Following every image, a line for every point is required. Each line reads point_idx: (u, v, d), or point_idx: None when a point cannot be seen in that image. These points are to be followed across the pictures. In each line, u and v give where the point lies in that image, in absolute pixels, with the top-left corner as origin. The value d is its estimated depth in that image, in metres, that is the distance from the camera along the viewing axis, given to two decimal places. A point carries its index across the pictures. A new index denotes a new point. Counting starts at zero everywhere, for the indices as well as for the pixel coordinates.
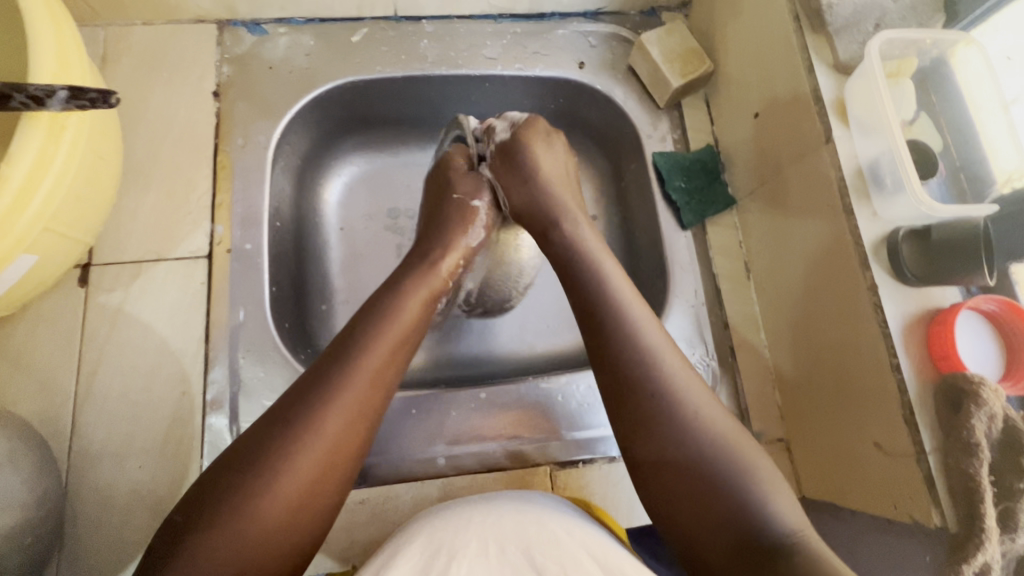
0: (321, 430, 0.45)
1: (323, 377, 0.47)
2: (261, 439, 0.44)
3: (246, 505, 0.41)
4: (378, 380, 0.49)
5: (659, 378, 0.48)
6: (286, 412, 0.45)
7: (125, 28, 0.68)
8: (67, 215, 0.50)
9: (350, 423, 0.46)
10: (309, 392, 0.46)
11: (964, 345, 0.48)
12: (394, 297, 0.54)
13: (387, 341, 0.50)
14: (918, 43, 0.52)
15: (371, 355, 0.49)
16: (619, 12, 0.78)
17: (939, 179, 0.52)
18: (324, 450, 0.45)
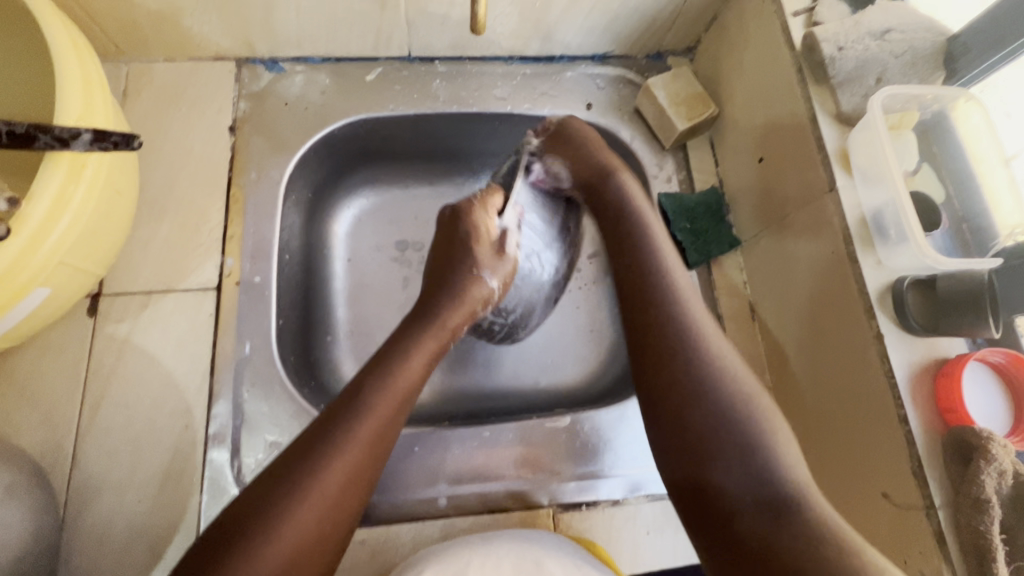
0: (324, 494, 0.45)
1: (325, 437, 0.47)
2: (273, 488, 0.44)
3: (256, 560, 0.41)
4: (376, 449, 0.49)
5: (701, 347, 0.52)
6: (289, 473, 0.45)
7: (147, 64, 0.70)
8: (82, 250, 0.51)
9: (347, 494, 0.46)
10: (314, 455, 0.45)
11: (971, 398, 0.48)
12: (393, 356, 0.53)
13: (389, 409, 0.50)
14: (919, 98, 0.53)
15: (372, 421, 0.49)
16: (627, 56, 0.80)
17: (942, 230, 0.53)
18: (322, 515, 0.44)
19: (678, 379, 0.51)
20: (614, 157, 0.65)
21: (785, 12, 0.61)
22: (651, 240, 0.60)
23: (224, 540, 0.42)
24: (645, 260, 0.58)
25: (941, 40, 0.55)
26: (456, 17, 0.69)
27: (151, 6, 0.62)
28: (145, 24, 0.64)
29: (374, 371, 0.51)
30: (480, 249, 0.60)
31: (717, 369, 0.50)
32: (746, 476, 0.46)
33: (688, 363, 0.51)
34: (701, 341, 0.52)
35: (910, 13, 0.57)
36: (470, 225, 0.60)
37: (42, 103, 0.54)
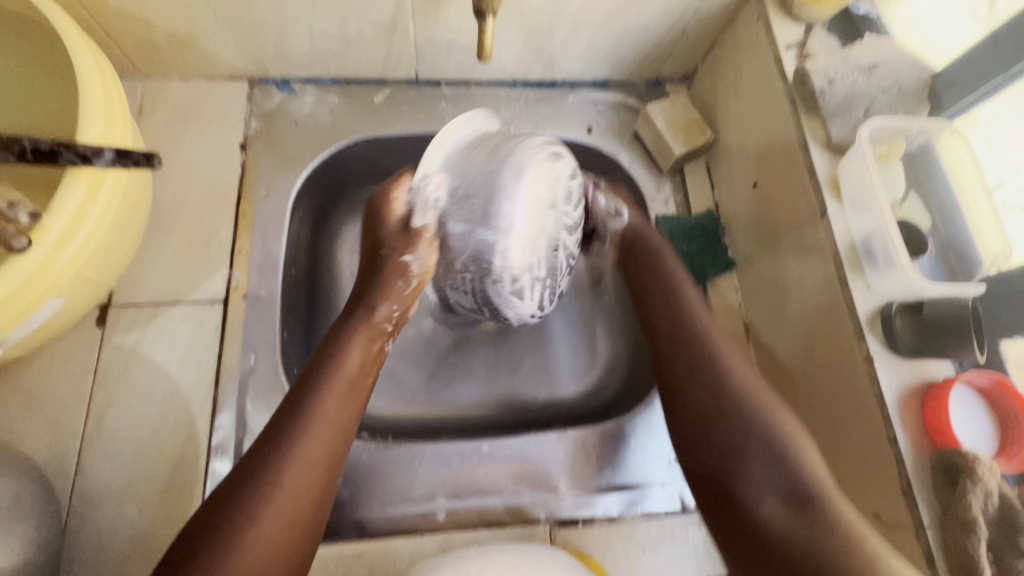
0: (263, 537, 0.43)
1: (254, 480, 0.45)
2: (233, 493, 0.44)
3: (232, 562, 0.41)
4: (318, 477, 0.48)
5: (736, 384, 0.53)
6: (219, 525, 0.43)
7: (163, 83, 0.72)
8: (97, 262, 0.53)
9: (295, 523, 0.45)
10: (245, 500, 0.44)
11: (957, 421, 0.49)
12: (317, 385, 0.52)
13: (324, 438, 0.49)
14: (905, 130, 0.55)
15: (304, 453, 0.47)
16: (626, 82, 0.83)
17: (928, 256, 0.55)
18: (268, 561, 0.43)
19: (712, 408, 0.52)
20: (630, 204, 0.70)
21: (778, 45, 0.64)
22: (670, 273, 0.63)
23: (192, 551, 0.42)
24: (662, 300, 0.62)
25: (925, 76, 0.58)
26: (462, 43, 0.72)
27: (170, 28, 0.64)
28: (163, 45, 0.67)
29: (295, 406, 0.50)
30: (389, 233, 0.62)
31: (745, 381, 0.52)
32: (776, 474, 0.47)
33: (723, 394, 0.52)
34: (731, 362, 0.54)
35: (896, 49, 0.59)
36: (387, 206, 0.62)
37: (62, 118, 0.56)
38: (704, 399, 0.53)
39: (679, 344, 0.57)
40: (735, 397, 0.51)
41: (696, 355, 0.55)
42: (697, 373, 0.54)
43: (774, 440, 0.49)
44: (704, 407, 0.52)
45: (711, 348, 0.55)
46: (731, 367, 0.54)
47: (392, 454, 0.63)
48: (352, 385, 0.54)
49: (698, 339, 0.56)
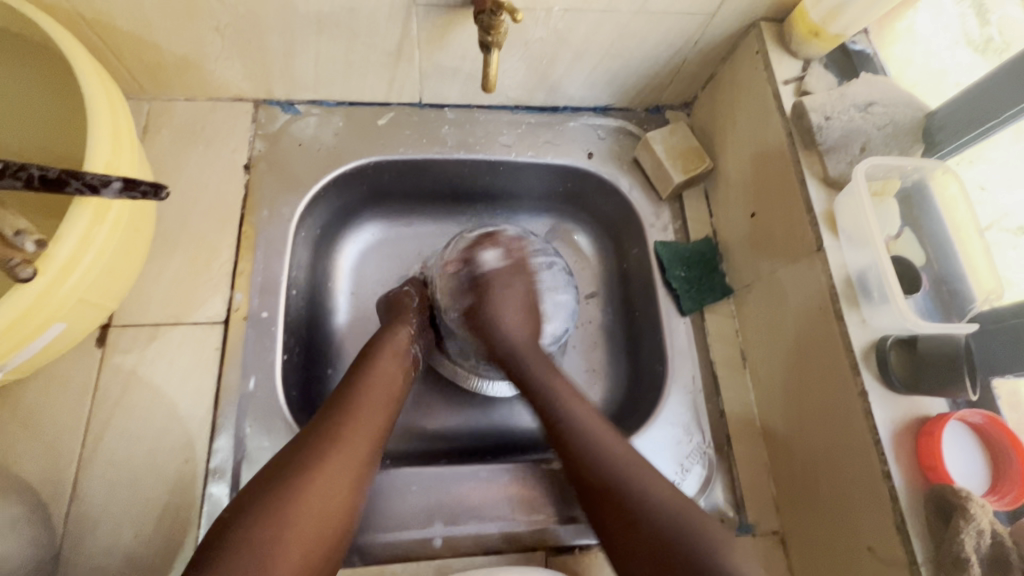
0: (323, 489, 0.50)
1: (316, 443, 0.52)
2: (295, 459, 0.51)
3: (294, 514, 0.48)
4: (369, 445, 0.55)
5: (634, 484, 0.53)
6: (286, 475, 0.50)
7: (168, 103, 0.73)
8: (100, 287, 0.53)
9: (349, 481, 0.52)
10: (309, 457, 0.51)
11: (951, 457, 0.50)
12: (366, 373, 0.60)
13: (372, 416, 0.57)
14: (900, 168, 0.57)
15: (356, 423, 0.55)
16: (626, 109, 0.84)
17: (922, 291, 0.55)
18: (324, 512, 0.50)
19: (616, 506, 0.53)
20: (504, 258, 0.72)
21: (776, 81, 0.65)
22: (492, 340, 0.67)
23: (261, 500, 0.48)
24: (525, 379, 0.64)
25: (920, 115, 0.59)
26: (466, 70, 0.73)
27: (177, 51, 0.65)
28: (170, 67, 0.67)
29: (351, 384, 0.59)
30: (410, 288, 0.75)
31: (669, 512, 0.50)
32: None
33: (627, 497, 0.52)
34: (645, 477, 0.53)
35: (892, 87, 0.61)
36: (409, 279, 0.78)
37: (70, 142, 0.57)
38: (647, 528, 0.50)
39: (609, 486, 0.53)
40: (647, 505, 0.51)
41: (623, 486, 0.53)
42: (616, 500, 0.53)
43: (703, 546, 0.48)
44: (656, 524, 0.50)
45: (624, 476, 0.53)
46: (646, 476, 0.53)
47: (391, 478, 0.63)
48: (394, 374, 0.62)
49: (602, 461, 0.55)
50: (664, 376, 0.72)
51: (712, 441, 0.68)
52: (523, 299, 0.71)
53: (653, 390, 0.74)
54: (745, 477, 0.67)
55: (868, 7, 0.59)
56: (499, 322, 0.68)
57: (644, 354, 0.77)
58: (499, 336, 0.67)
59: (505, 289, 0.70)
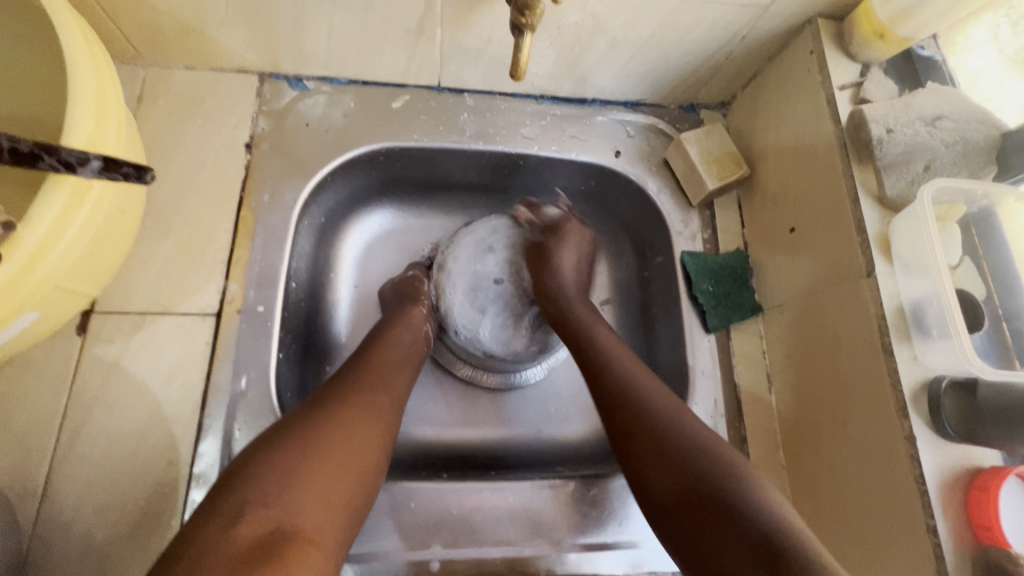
0: (349, 418, 0.50)
1: (340, 386, 0.54)
2: (316, 401, 0.52)
3: (319, 438, 0.48)
4: (389, 394, 0.56)
5: (675, 429, 0.50)
6: (312, 407, 0.51)
7: (166, 70, 0.67)
8: (78, 273, 0.48)
9: (374, 419, 0.52)
10: (333, 394, 0.52)
11: (1008, 518, 0.45)
12: (388, 333, 0.63)
13: (389, 367, 0.59)
14: (968, 192, 0.52)
15: (376, 373, 0.57)
16: (659, 105, 0.78)
17: (982, 329, 0.51)
18: (352, 441, 0.49)
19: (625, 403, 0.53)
20: (579, 233, 0.72)
21: (832, 85, 0.59)
22: (409, 322, 0.65)
23: (284, 431, 0.48)
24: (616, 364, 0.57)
25: (994, 134, 0.53)
26: (492, 53, 0.67)
27: (177, 14, 0.59)
28: (169, 31, 0.61)
29: (369, 346, 0.61)
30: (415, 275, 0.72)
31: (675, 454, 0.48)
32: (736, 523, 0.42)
33: (655, 427, 0.50)
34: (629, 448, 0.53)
35: (962, 101, 0.55)
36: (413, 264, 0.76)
37: (49, 109, 0.51)
38: (686, 473, 0.47)
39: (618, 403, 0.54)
40: (674, 438, 0.49)
41: (652, 420, 0.51)
42: (636, 433, 0.51)
43: (737, 493, 0.44)
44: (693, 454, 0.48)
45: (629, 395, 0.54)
46: (677, 423, 0.50)
47: (387, 494, 0.59)
48: (410, 342, 0.63)
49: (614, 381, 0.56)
50: (684, 396, 0.67)
51: None
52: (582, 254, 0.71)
53: None
54: None
55: (942, 13, 0.53)
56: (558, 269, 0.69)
57: (663, 370, 0.73)
58: (549, 280, 0.68)
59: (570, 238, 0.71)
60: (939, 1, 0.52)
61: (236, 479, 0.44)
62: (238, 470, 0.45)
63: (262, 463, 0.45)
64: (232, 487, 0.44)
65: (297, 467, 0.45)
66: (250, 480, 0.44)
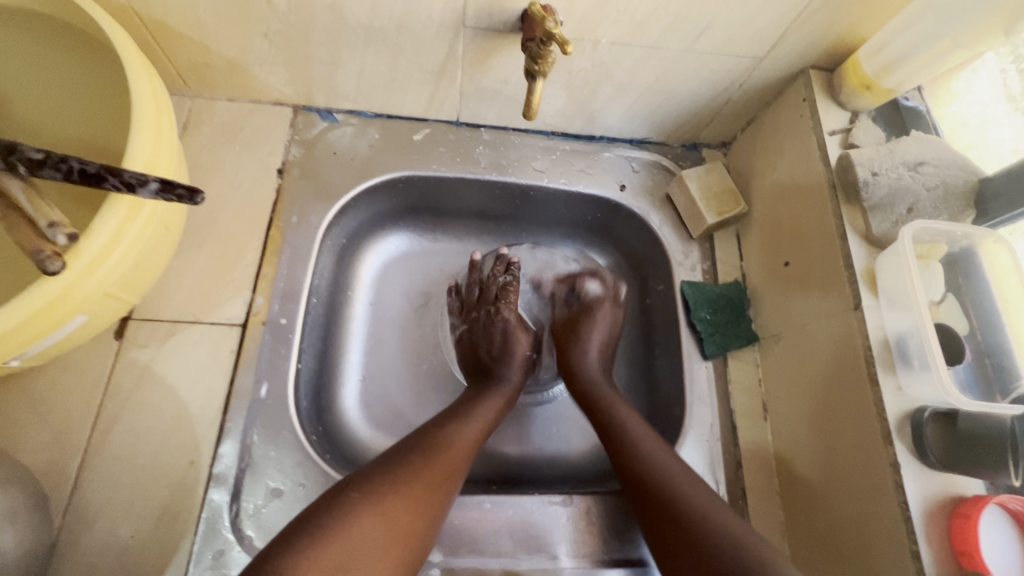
0: (414, 483, 0.52)
1: (411, 454, 0.55)
2: (391, 462, 0.53)
3: (381, 498, 0.49)
4: (459, 467, 0.57)
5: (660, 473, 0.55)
6: (385, 471, 0.52)
7: (210, 102, 0.74)
8: (125, 282, 0.53)
9: (439, 490, 0.53)
10: (415, 452, 0.55)
11: (988, 546, 0.47)
12: (471, 407, 0.64)
13: (465, 438, 0.59)
14: (949, 233, 0.55)
15: (452, 440, 0.58)
16: (663, 143, 0.83)
17: (965, 363, 0.53)
18: (435, 489, 0.53)
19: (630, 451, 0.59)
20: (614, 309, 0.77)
21: (822, 130, 0.64)
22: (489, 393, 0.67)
23: (356, 486, 0.50)
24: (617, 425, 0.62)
25: (973, 180, 0.57)
26: (507, 92, 0.72)
27: (225, 54, 0.66)
28: (217, 68, 0.68)
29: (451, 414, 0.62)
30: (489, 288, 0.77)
31: (663, 475, 0.55)
32: (712, 550, 0.47)
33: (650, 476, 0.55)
34: (659, 455, 0.57)
35: (944, 149, 0.59)
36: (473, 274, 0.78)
37: (98, 133, 0.58)
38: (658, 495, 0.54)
39: (634, 449, 0.56)
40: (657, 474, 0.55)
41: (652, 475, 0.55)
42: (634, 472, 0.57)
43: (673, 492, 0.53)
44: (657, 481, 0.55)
45: (644, 454, 0.58)
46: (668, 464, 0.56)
47: None
48: (491, 416, 0.64)
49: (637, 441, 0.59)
50: (681, 421, 0.70)
51: (727, 494, 0.66)
52: (611, 334, 0.75)
53: (670, 433, 0.71)
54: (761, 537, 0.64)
55: (924, 67, 0.57)
56: (586, 358, 0.72)
57: (663, 395, 0.75)
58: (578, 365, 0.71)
59: (599, 315, 0.75)
60: (922, 55, 0.56)
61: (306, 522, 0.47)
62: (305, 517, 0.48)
63: (328, 512, 0.47)
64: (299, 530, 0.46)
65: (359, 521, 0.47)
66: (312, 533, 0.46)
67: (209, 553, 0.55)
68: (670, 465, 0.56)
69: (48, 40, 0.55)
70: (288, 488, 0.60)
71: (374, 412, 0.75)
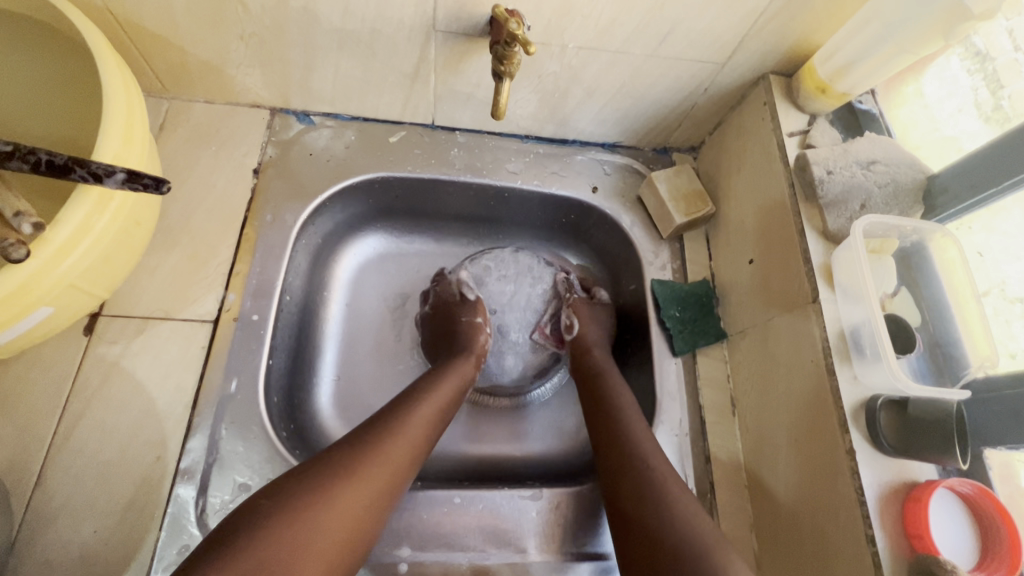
0: (361, 475, 0.51)
1: (359, 448, 0.53)
2: (339, 453, 0.52)
3: (327, 496, 0.48)
4: (409, 456, 0.56)
5: (640, 457, 0.56)
6: (330, 462, 0.51)
7: (187, 103, 0.75)
8: (93, 275, 0.53)
9: (389, 482, 0.52)
10: (364, 443, 0.53)
11: (938, 527, 0.48)
12: (424, 394, 0.62)
13: (417, 427, 0.58)
14: (899, 228, 0.57)
15: (403, 429, 0.56)
16: (635, 147, 0.85)
17: (916, 352, 0.55)
18: (385, 481, 0.52)
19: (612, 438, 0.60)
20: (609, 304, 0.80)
21: (782, 132, 0.66)
22: (444, 378, 0.66)
23: (302, 481, 0.48)
24: (616, 419, 0.61)
25: (921, 177, 0.60)
26: (480, 96, 0.74)
27: (202, 56, 0.67)
28: (194, 70, 0.69)
29: (405, 399, 0.61)
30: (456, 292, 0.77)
31: (642, 463, 0.55)
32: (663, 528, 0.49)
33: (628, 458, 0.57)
34: (646, 447, 0.57)
35: (895, 149, 0.61)
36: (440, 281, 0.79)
37: (60, 126, 0.58)
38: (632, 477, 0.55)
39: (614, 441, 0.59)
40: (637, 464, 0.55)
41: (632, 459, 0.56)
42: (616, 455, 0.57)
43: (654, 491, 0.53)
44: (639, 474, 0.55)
45: (625, 437, 0.59)
46: (642, 445, 0.58)
47: None
48: (446, 404, 0.63)
49: (622, 426, 0.60)
50: (651, 416, 0.71)
51: (695, 487, 0.67)
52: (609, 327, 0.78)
53: None
54: (728, 529, 0.64)
55: (874, 71, 0.60)
56: (591, 329, 0.76)
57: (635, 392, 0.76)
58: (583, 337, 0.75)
59: (599, 307, 0.79)
60: (870, 59, 0.59)
61: (246, 521, 0.45)
62: (244, 515, 0.46)
63: (271, 509, 0.46)
64: (238, 528, 0.44)
65: (303, 519, 0.46)
66: (254, 532, 0.44)
67: (173, 549, 0.55)
68: (653, 456, 0.56)
69: (11, 34, 0.56)
70: (257, 483, 0.60)
71: (347, 410, 0.75)
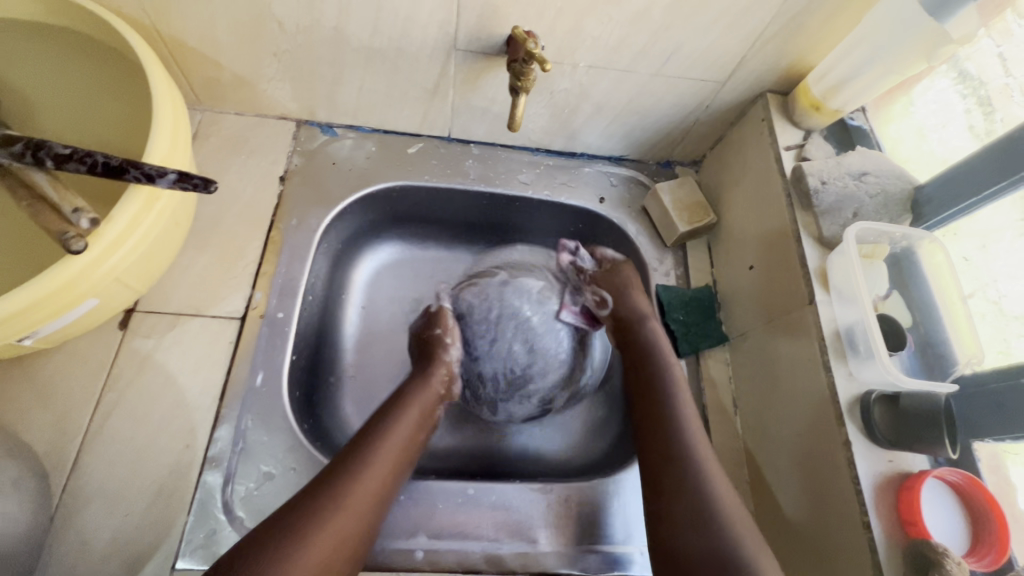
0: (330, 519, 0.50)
1: (326, 489, 0.52)
2: (307, 499, 0.51)
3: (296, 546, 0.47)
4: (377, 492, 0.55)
5: (676, 429, 0.61)
6: (300, 509, 0.50)
7: (219, 115, 0.79)
8: (136, 272, 0.57)
9: (359, 520, 0.52)
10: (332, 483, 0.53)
11: (930, 514, 0.51)
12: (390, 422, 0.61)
13: (385, 462, 0.57)
14: (889, 235, 0.61)
15: (370, 466, 0.56)
16: (640, 160, 0.90)
17: (907, 350, 0.58)
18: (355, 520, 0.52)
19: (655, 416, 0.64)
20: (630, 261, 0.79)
21: (779, 146, 0.71)
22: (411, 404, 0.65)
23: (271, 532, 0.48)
24: (667, 401, 0.64)
25: (909, 188, 0.64)
26: (495, 110, 0.79)
27: (237, 72, 0.72)
28: (228, 84, 0.74)
29: (372, 429, 0.60)
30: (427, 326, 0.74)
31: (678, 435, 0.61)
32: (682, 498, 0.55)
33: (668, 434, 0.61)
34: (691, 426, 0.62)
35: (885, 161, 0.66)
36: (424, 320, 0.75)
37: (106, 132, 0.63)
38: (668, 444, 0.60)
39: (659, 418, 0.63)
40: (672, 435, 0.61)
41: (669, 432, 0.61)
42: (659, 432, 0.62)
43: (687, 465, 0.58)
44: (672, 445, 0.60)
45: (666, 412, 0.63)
46: (684, 421, 0.62)
47: None
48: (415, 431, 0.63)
49: (666, 400, 0.64)
50: None
51: None
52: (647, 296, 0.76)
53: None
54: None
55: (865, 88, 0.64)
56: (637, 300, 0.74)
57: None
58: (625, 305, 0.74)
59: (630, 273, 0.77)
60: (860, 79, 0.63)
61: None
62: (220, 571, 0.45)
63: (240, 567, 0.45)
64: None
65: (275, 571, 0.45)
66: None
67: (200, 532, 0.58)
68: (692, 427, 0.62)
69: (67, 49, 0.61)
70: (280, 472, 0.62)
71: (364, 407, 0.78)
